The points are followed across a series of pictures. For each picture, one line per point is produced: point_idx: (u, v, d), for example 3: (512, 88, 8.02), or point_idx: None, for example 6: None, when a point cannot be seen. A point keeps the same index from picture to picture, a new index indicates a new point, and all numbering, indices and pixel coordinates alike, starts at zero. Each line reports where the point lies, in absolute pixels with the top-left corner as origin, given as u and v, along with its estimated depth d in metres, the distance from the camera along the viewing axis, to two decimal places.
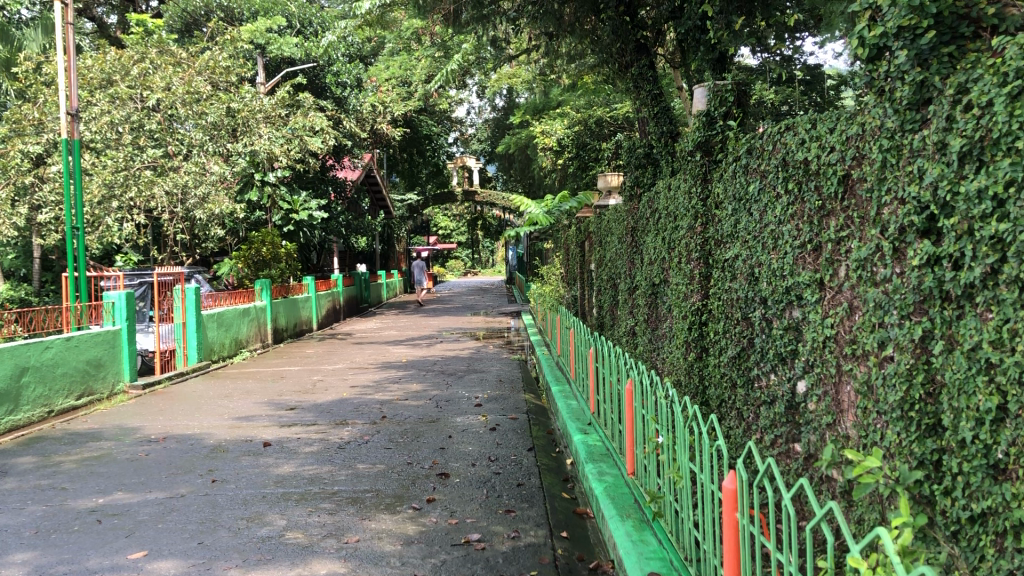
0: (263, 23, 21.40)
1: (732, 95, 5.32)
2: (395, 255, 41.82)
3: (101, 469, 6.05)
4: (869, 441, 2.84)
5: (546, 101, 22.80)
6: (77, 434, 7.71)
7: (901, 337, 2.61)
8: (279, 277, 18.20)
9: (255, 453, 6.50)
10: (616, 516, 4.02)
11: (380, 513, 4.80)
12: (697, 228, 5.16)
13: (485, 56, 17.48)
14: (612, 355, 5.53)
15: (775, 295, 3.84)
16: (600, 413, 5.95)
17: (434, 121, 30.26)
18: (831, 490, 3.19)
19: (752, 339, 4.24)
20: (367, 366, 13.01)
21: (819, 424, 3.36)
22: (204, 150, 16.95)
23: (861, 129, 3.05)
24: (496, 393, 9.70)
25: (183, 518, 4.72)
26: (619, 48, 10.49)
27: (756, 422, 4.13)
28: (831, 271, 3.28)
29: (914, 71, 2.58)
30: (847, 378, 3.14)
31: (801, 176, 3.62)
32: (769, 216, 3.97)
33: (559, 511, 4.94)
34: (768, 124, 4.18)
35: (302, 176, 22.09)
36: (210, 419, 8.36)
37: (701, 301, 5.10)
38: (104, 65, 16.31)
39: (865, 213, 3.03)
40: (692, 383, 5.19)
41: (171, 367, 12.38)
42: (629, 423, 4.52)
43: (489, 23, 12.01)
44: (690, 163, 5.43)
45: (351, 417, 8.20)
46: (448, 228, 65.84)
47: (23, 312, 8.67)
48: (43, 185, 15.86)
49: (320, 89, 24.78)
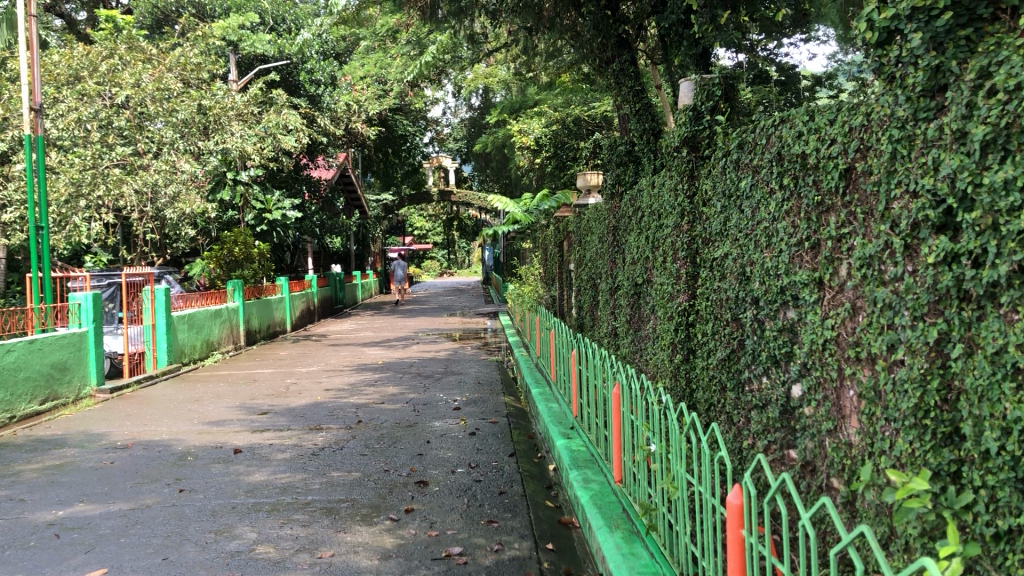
0: (236, 19, 21.19)
1: (719, 89, 5.13)
2: (370, 255, 41.41)
3: (63, 478, 5.80)
4: (878, 451, 2.68)
5: (524, 100, 22.64)
6: (41, 440, 7.43)
7: (914, 339, 2.45)
8: (253, 278, 17.89)
9: (225, 460, 6.26)
10: (604, 526, 3.84)
11: (356, 525, 4.59)
12: (684, 226, 4.98)
13: (460, 53, 17.36)
14: (596, 358, 5.33)
15: (769, 296, 3.67)
16: (584, 418, 5.75)
17: (410, 120, 29.92)
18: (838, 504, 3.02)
19: (743, 340, 4.07)
20: (343, 368, 12.77)
21: (817, 430, 3.21)
22: (174, 148, 16.58)
23: (866, 120, 2.87)
24: (474, 396, 9.51)
25: (147, 532, 4.49)
26: (600, 43, 10.20)
27: (746, 427, 3.97)
28: (831, 270, 3.13)
29: (929, 55, 2.42)
30: (850, 383, 2.98)
31: (797, 170, 3.45)
32: (762, 212, 3.80)
33: (543, 521, 4.75)
34: (762, 117, 4.01)
35: (275, 175, 21.86)
36: (179, 424, 8.10)
37: (688, 302, 4.92)
38: (71, 61, 15.94)
39: (870, 207, 2.87)
40: (679, 386, 5.01)
41: (141, 370, 12.09)
42: (616, 429, 4.34)
43: (467, 17, 11.78)
44: (677, 160, 5.25)
45: (325, 421, 7.97)
46: (423, 229, 65.33)
47: None
48: (7, 183, 15.45)
49: (294, 87, 24.17)
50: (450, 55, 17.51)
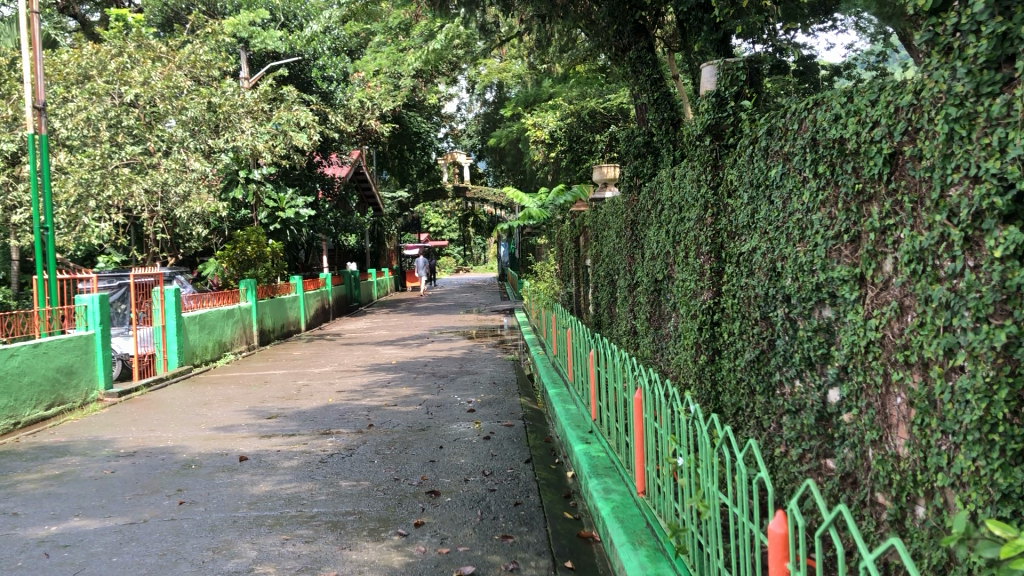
0: (246, 16, 21.00)
1: (743, 73, 4.84)
2: (385, 253, 41.13)
3: (61, 490, 5.58)
4: (933, 466, 2.41)
5: (538, 93, 22.36)
6: (45, 448, 7.23)
7: (977, 343, 2.17)
8: (266, 277, 17.68)
9: (230, 468, 6.04)
10: (626, 543, 3.58)
11: (363, 541, 4.34)
12: (707, 219, 4.70)
13: (472, 48, 17.17)
14: (615, 359, 5.07)
15: (802, 293, 3.39)
16: (604, 421, 5.48)
17: (424, 116, 29.71)
18: (895, 527, 2.70)
19: (773, 341, 3.79)
20: (356, 368, 12.57)
21: (860, 440, 2.94)
22: (185, 146, 16.36)
23: (914, 98, 2.59)
24: (490, 397, 9.26)
25: (142, 550, 4.25)
26: (616, 29, 9.82)
27: (779, 433, 3.70)
28: (874, 265, 2.85)
29: (994, 21, 2.16)
30: (898, 389, 2.70)
31: (834, 157, 3.17)
32: (794, 203, 3.52)
33: (562, 535, 4.48)
34: (793, 101, 3.72)
35: (288, 172, 21.81)
36: (187, 429, 7.89)
37: (712, 299, 4.64)
38: (79, 60, 15.83)
39: (920, 194, 2.58)
40: (704, 389, 4.72)
41: (151, 373, 11.93)
42: (637, 436, 4.09)
43: (478, 7, 11.39)
44: (699, 149, 4.98)
45: (336, 425, 7.74)
46: (439, 226, 65.24)
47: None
48: (17, 185, 15.35)
49: (305, 84, 23.88)
50: (463, 49, 17.28)
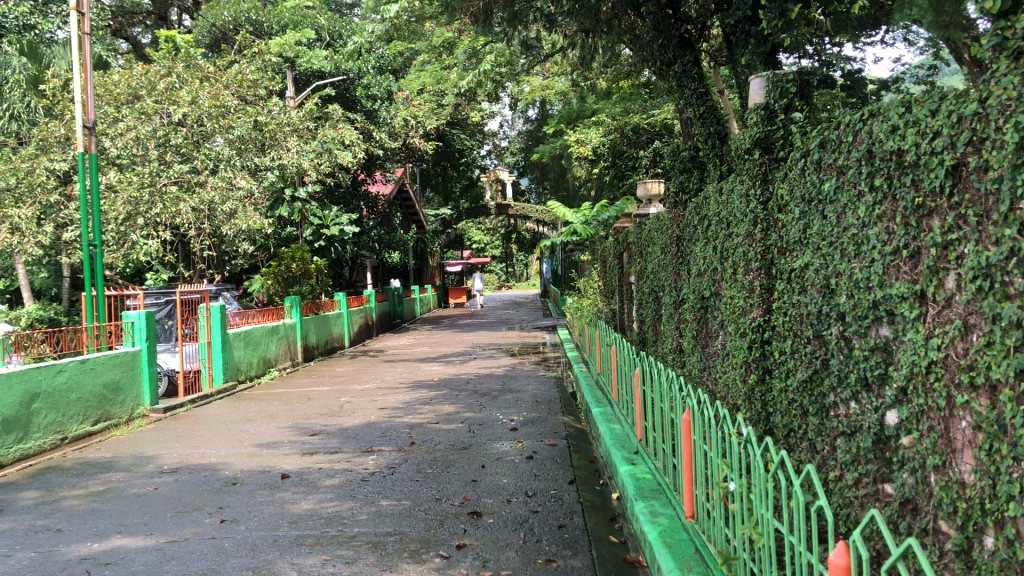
0: (292, 36, 21.29)
1: (793, 85, 4.71)
2: (428, 270, 41.32)
3: (105, 506, 5.61)
4: (1003, 495, 2.27)
5: (581, 109, 22.40)
6: (91, 463, 7.30)
7: None
8: (310, 293, 17.78)
9: (272, 486, 6.02)
10: (675, 569, 3.46)
11: (403, 563, 4.27)
12: (757, 234, 4.58)
13: (516, 65, 17.17)
14: (660, 378, 4.94)
15: (858, 311, 3.26)
16: (649, 442, 5.37)
17: (467, 134, 29.78)
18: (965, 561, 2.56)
19: (826, 360, 3.65)
20: (398, 385, 12.54)
21: (920, 464, 2.80)
22: (230, 165, 16.51)
23: (980, 107, 2.47)
24: (532, 416, 9.14)
25: (181, 569, 4.23)
26: (660, 44, 9.78)
27: (833, 456, 3.56)
28: (935, 282, 2.71)
29: None
30: (962, 413, 2.56)
31: (891, 169, 3.05)
32: (849, 218, 3.39)
33: (607, 559, 4.37)
34: (847, 111, 3.59)
35: (333, 191, 22.19)
36: (229, 446, 7.91)
37: (762, 317, 4.50)
38: (130, 80, 16.17)
39: (985, 208, 2.46)
40: (755, 410, 4.58)
41: (196, 389, 12.01)
42: (685, 457, 3.98)
43: (523, 23, 11.47)
44: (747, 163, 4.85)
45: (378, 443, 7.69)
46: (482, 243, 65.19)
47: (50, 333, 8.64)
48: (68, 203, 15.64)
49: (350, 102, 24.13)
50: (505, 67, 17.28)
